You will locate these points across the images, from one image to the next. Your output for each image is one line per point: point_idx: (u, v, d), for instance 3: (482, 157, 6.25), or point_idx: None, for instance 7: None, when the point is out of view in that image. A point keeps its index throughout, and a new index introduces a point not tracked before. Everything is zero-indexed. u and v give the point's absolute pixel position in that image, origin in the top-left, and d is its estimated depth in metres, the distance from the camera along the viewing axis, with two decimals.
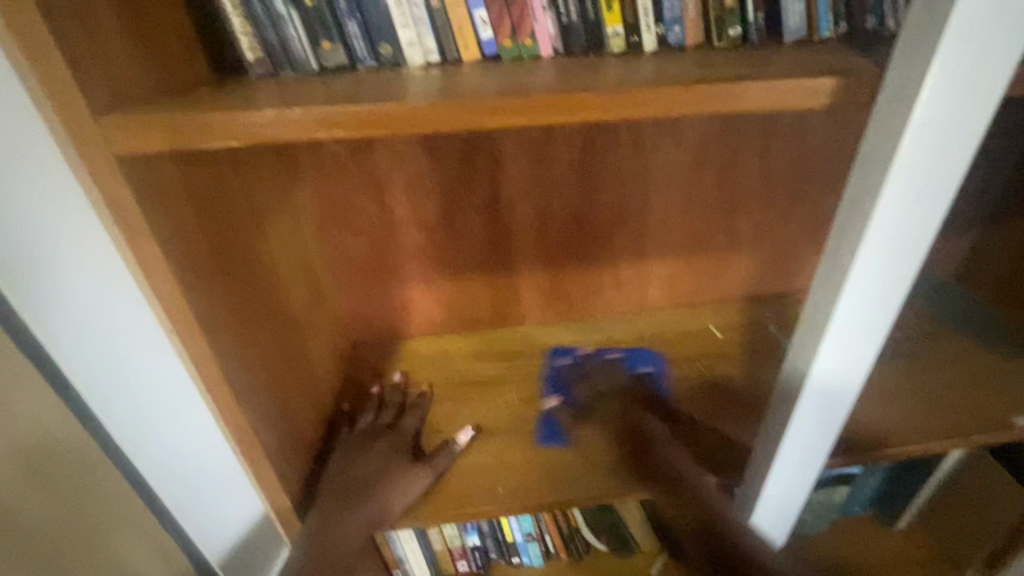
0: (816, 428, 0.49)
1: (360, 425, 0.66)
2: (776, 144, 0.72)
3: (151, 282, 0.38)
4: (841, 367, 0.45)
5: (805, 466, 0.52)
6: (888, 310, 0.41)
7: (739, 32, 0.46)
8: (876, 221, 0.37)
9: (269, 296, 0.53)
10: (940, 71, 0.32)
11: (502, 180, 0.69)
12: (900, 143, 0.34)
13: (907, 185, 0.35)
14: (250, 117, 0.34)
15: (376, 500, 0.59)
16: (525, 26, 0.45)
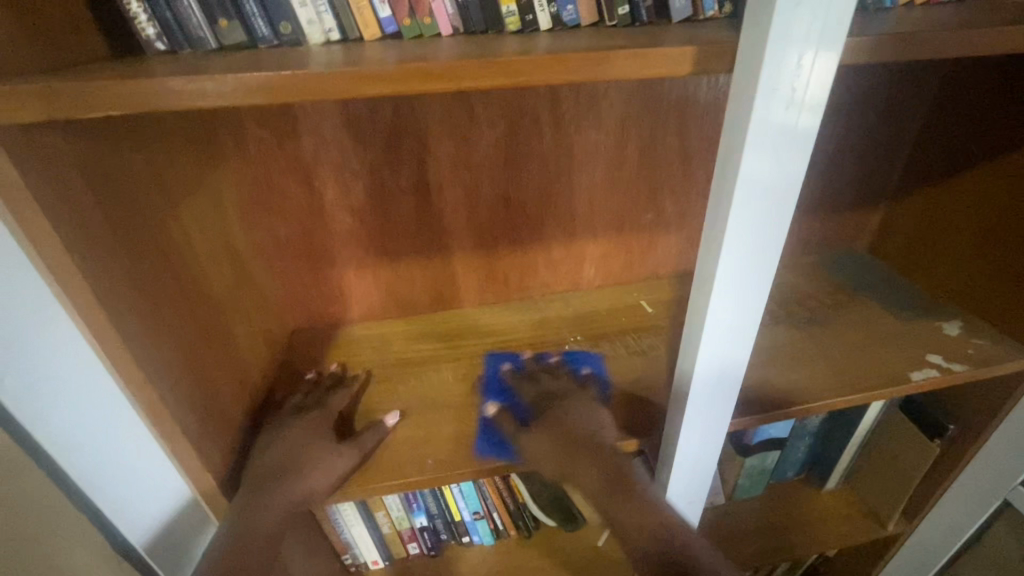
0: (719, 384, 0.52)
1: (288, 405, 0.67)
2: (692, 124, 0.76)
3: (43, 255, 0.39)
4: (732, 323, 0.47)
5: (712, 421, 0.55)
6: (766, 266, 0.44)
7: (629, 10, 0.49)
8: (741, 180, 0.39)
9: (181, 277, 0.53)
10: (782, 36, 0.34)
11: (429, 161, 0.71)
12: (755, 105, 0.36)
13: (762, 144, 0.38)
14: (131, 86, 0.35)
15: (301, 479, 0.59)
16: (422, 5, 0.46)
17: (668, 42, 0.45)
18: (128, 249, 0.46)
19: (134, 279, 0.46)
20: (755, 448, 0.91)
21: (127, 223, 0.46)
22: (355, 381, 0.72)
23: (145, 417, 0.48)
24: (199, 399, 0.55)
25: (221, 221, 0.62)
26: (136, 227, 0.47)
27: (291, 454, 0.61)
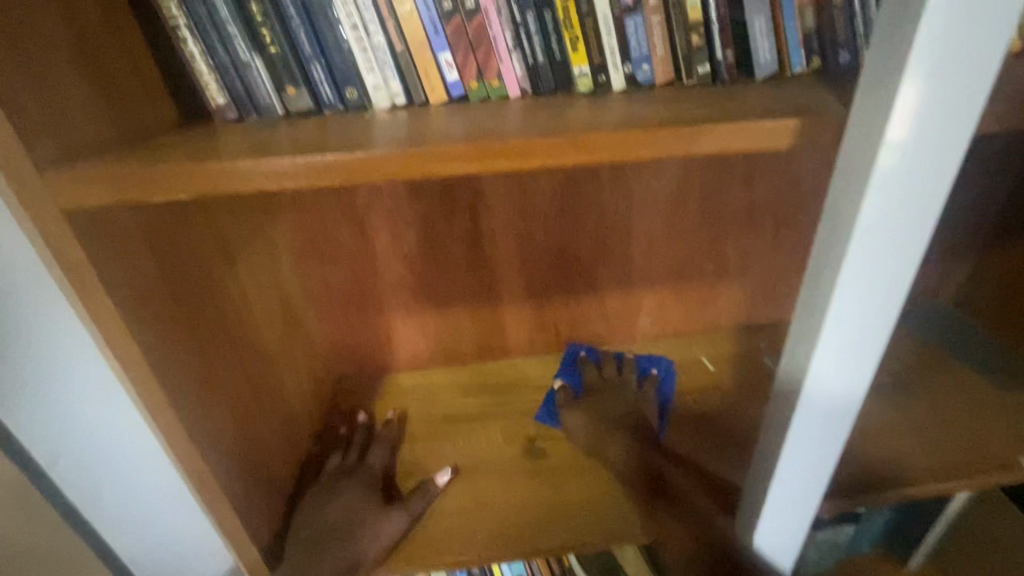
0: (813, 457, 0.45)
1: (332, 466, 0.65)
2: (761, 174, 0.71)
3: (104, 331, 0.38)
4: (834, 395, 0.42)
5: (807, 499, 0.48)
6: (882, 330, 0.38)
7: (709, 69, 0.46)
8: (859, 231, 0.34)
9: (232, 332, 0.52)
10: (919, 76, 0.30)
11: (483, 213, 0.69)
12: (867, 188, 0.33)
13: (889, 193, 0.33)
14: (199, 170, 0.34)
15: (353, 545, 0.57)
16: (491, 68, 0.44)
17: (756, 105, 0.42)
18: (181, 303, 0.45)
19: (184, 332, 0.45)
20: (829, 523, 0.82)
21: (182, 277, 0.45)
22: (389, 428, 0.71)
23: (195, 490, 0.47)
24: (246, 464, 0.53)
25: (275, 274, 0.62)
26: (190, 279, 0.46)
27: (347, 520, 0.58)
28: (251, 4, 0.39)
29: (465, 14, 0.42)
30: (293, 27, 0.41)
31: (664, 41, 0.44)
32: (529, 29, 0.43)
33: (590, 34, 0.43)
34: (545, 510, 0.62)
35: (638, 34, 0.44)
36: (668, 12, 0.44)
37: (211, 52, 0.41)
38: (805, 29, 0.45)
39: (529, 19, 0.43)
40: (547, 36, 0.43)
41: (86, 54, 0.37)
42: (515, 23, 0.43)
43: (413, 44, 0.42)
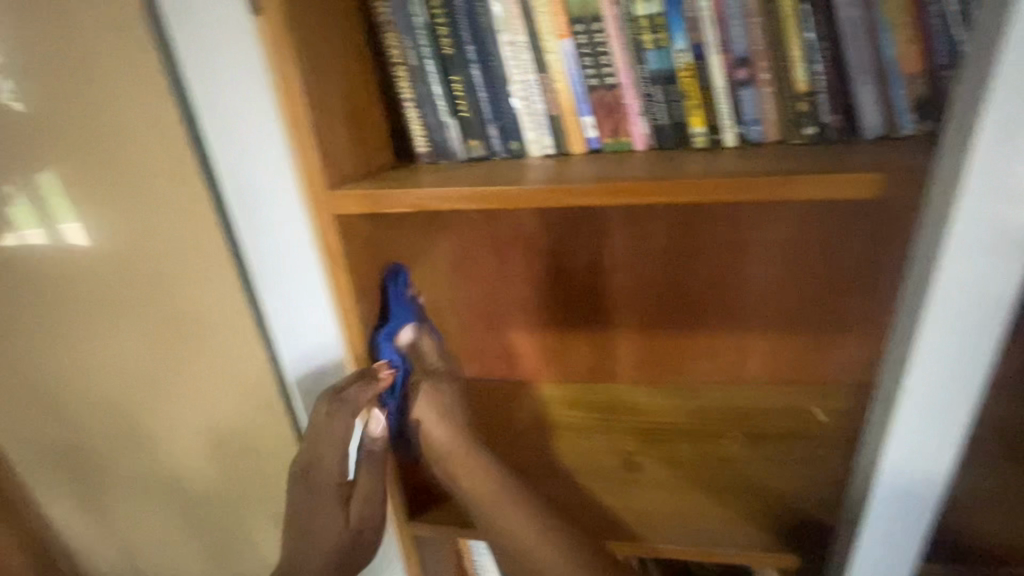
0: (905, 488, 0.48)
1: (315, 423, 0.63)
2: (885, 228, 0.72)
3: None
4: (925, 428, 0.44)
5: (903, 526, 0.50)
6: (976, 368, 0.41)
7: (815, 130, 0.52)
8: (942, 281, 0.38)
9: (402, 316, 0.69)
10: (989, 141, 0.34)
11: (605, 246, 0.80)
12: (946, 247, 0.37)
13: (967, 246, 0.37)
14: (412, 193, 0.50)
15: (318, 536, 0.67)
16: (623, 127, 0.56)
17: (857, 161, 0.48)
18: (379, 288, 0.62)
19: (376, 310, 0.61)
20: None
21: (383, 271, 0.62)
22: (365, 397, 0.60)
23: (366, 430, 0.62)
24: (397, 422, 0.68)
25: (433, 280, 0.78)
26: (385, 274, 0.63)
27: (320, 508, 0.66)
28: (454, 82, 0.56)
29: (607, 88, 0.54)
30: (479, 98, 0.56)
31: (774, 106, 0.53)
32: (656, 98, 0.54)
33: (708, 101, 0.53)
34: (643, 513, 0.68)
35: (750, 101, 0.53)
36: (778, 83, 0.52)
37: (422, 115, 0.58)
38: (913, 95, 0.51)
39: (658, 91, 0.54)
40: (670, 104, 0.54)
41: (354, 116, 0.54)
42: (645, 93, 0.54)
43: (564, 109, 0.56)
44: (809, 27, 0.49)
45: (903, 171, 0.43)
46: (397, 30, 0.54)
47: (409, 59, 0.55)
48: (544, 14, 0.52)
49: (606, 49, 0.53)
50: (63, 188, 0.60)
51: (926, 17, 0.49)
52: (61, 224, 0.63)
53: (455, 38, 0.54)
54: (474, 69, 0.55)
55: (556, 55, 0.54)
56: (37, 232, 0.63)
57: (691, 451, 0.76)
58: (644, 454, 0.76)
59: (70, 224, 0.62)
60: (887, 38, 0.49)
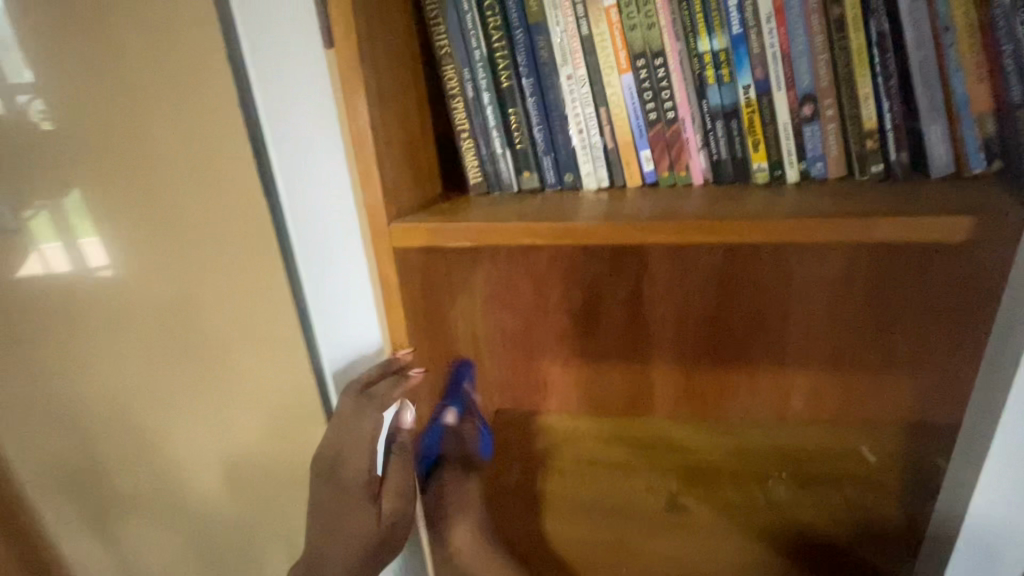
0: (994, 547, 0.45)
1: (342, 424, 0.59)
2: (937, 266, 0.70)
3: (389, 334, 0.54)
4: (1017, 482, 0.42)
5: None
6: None
7: (882, 168, 0.51)
8: None
9: (445, 348, 0.67)
10: None
11: (645, 277, 0.78)
12: None
13: None
14: (474, 228, 0.49)
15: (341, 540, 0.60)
16: (681, 161, 0.55)
17: (932, 201, 0.47)
18: (425, 320, 0.60)
19: (422, 343, 0.60)
20: None
21: (430, 302, 0.61)
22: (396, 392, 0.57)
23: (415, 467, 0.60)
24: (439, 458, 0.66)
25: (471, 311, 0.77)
26: (430, 306, 0.62)
27: (344, 512, 0.59)
28: (510, 114, 0.55)
29: (666, 122, 0.54)
30: (535, 130, 0.55)
31: (838, 143, 0.52)
32: (717, 133, 0.53)
33: (770, 137, 0.52)
34: (695, 557, 0.67)
35: (814, 138, 0.52)
36: (843, 120, 0.51)
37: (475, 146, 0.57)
38: (984, 135, 0.50)
39: (718, 126, 0.53)
40: (731, 139, 0.53)
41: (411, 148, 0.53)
42: (705, 128, 0.53)
43: (622, 143, 0.55)
44: (878, 66, 0.49)
45: (984, 217, 0.42)
46: (456, 63, 0.54)
47: (466, 91, 0.54)
48: (605, 48, 0.52)
49: (668, 84, 0.52)
50: (85, 206, 0.64)
51: (999, 56, 0.47)
52: (82, 241, 0.66)
53: (514, 71, 0.54)
54: (532, 101, 0.54)
55: (616, 89, 0.53)
56: (55, 248, 0.66)
57: (737, 493, 0.74)
58: (688, 495, 0.74)
59: (90, 242, 0.66)
60: (957, 77, 0.48)
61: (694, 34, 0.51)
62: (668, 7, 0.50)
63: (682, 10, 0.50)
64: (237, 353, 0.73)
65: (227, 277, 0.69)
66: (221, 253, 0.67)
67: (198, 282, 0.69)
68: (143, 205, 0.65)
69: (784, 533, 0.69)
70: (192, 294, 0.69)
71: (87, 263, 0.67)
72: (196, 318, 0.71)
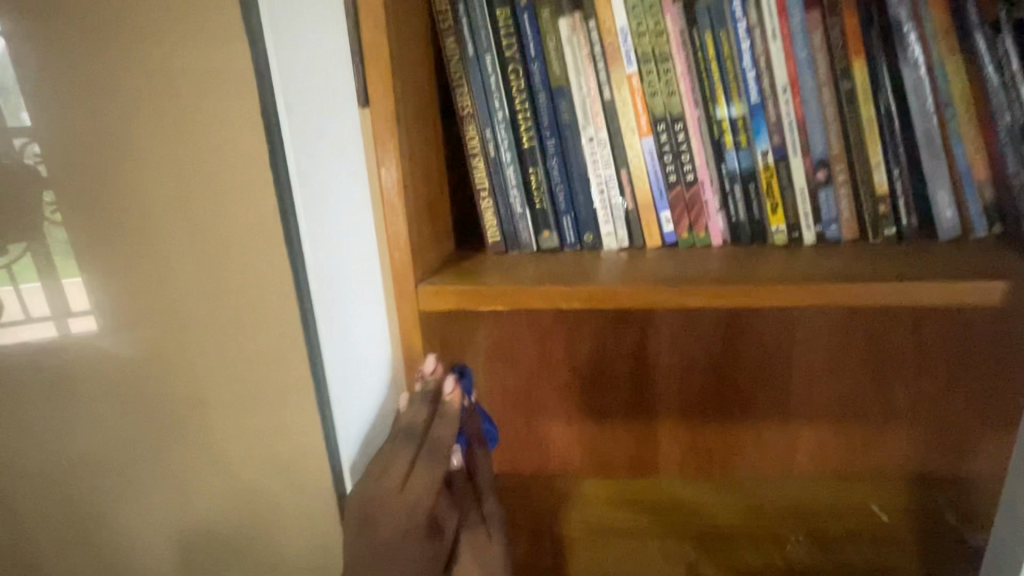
0: None
1: (378, 487, 0.49)
2: (932, 320, 0.72)
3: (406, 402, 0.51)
4: None
5: None
6: None
7: (895, 231, 0.53)
8: None
9: None
10: None
11: (651, 333, 0.77)
12: None
13: None
14: (501, 289, 0.47)
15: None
16: (700, 222, 0.55)
17: (949, 264, 0.48)
18: None
19: None
20: None
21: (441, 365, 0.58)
22: (439, 424, 0.51)
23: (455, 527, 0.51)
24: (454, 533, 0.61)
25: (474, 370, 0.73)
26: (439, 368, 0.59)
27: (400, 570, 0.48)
28: (531, 174, 0.55)
29: (685, 184, 0.54)
30: (556, 189, 0.55)
31: (851, 206, 0.53)
32: (735, 195, 0.54)
33: (788, 201, 0.54)
34: None
35: (828, 201, 0.53)
36: (855, 185, 0.53)
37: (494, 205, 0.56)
38: (984, 201, 0.52)
39: (737, 188, 0.54)
40: (749, 201, 0.54)
41: (431, 205, 0.52)
42: (724, 190, 0.54)
43: (641, 203, 0.55)
44: (886, 136, 0.51)
45: (1006, 280, 0.44)
46: (477, 123, 0.53)
47: (487, 150, 0.54)
48: (627, 112, 0.53)
49: (688, 148, 0.53)
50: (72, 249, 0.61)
51: (995, 129, 0.50)
52: (64, 281, 0.62)
53: (536, 131, 0.54)
54: (553, 162, 0.54)
55: (637, 152, 0.54)
56: (37, 290, 0.62)
57: (758, 561, 0.70)
58: (708, 564, 0.70)
59: (74, 282, 0.62)
60: (958, 147, 0.51)
61: (712, 102, 0.52)
62: (686, 76, 0.52)
63: (701, 79, 0.52)
64: (227, 417, 0.68)
65: (224, 337, 0.65)
66: (222, 310, 0.64)
67: (194, 340, 0.65)
68: (142, 258, 0.62)
69: None
70: (187, 353, 0.65)
71: (68, 306, 0.63)
72: (189, 378, 0.66)
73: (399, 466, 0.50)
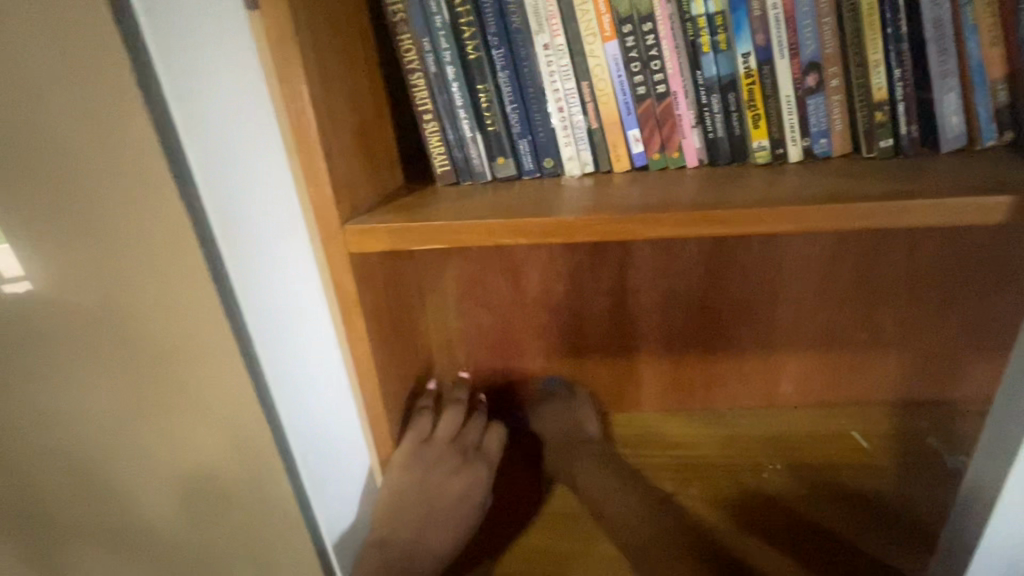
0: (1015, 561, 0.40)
1: (411, 439, 0.61)
2: (928, 243, 0.67)
3: (352, 350, 0.49)
4: None
5: None
6: None
7: (891, 142, 0.47)
8: None
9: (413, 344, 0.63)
10: None
11: (630, 267, 0.73)
12: None
13: None
14: (445, 225, 0.42)
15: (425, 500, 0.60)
16: (673, 141, 0.49)
17: (951, 178, 0.42)
18: (393, 328, 0.55)
19: (392, 351, 0.55)
20: None
21: (394, 311, 0.56)
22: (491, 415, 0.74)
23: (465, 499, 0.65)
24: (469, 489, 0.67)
25: None
26: (395, 311, 0.57)
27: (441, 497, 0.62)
28: (479, 92, 0.48)
29: (656, 97, 0.48)
30: (508, 108, 0.48)
31: (844, 116, 0.47)
32: (712, 108, 0.47)
33: (771, 112, 0.47)
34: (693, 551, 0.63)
35: (818, 111, 0.47)
36: (849, 90, 0.46)
37: (441, 129, 0.49)
38: (996, 104, 0.46)
39: (714, 99, 0.47)
40: (729, 114, 0.47)
41: (362, 131, 0.46)
42: (700, 102, 0.47)
43: (607, 120, 0.49)
44: (889, 29, 0.44)
45: (1009, 196, 0.38)
46: (413, 31, 0.46)
47: (427, 66, 0.47)
48: (586, 11, 0.45)
49: (658, 52, 0.46)
50: None
51: (1017, 15, 0.43)
52: None
53: (482, 39, 0.46)
54: (504, 75, 0.47)
55: (600, 60, 0.47)
56: None
57: (734, 490, 0.70)
58: (684, 496, 0.70)
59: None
60: (971, 40, 0.44)
61: None
62: None
63: None
64: None
65: None
66: None
67: None
68: None
69: (781, 518, 0.66)
70: None
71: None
72: None
73: (426, 421, 0.63)
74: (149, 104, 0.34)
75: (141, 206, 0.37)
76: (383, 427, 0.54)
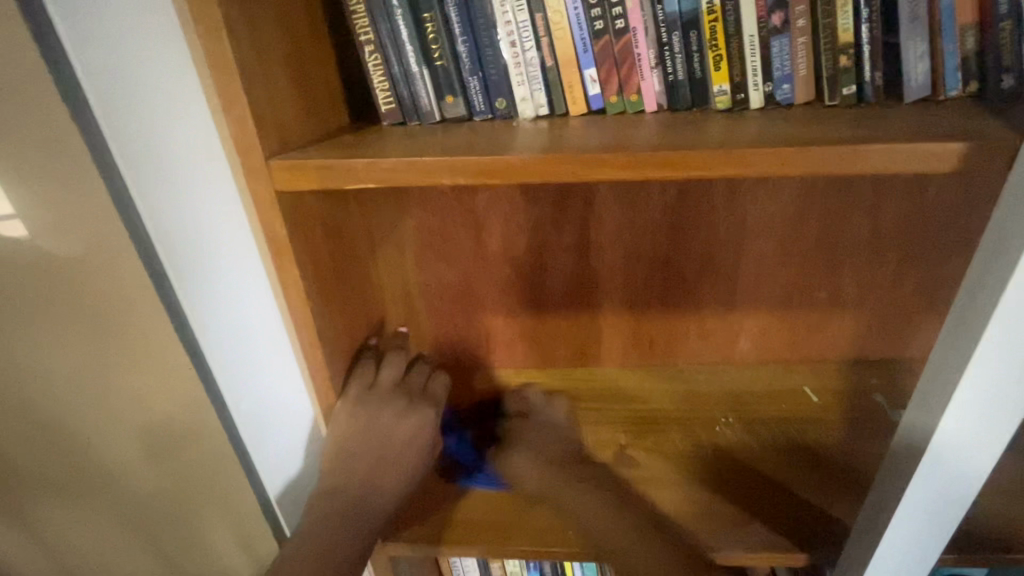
0: (938, 505, 0.41)
1: (355, 387, 0.58)
2: (889, 201, 0.67)
3: (289, 296, 0.47)
4: (975, 436, 0.38)
5: (929, 538, 0.44)
6: None
7: (854, 91, 0.45)
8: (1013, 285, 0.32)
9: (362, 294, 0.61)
10: None
11: (593, 220, 0.71)
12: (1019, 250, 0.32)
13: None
14: (381, 163, 0.39)
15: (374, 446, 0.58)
16: (631, 83, 0.46)
17: (909, 127, 0.41)
18: (338, 276, 0.53)
19: (336, 300, 0.53)
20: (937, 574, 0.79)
21: (338, 258, 0.53)
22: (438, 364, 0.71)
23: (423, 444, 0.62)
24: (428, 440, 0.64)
25: None
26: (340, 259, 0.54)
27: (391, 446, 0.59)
28: (425, 21, 0.44)
29: (615, 34, 0.45)
30: (457, 41, 0.45)
31: (809, 61, 0.45)
32: (673, 47, 0.45)
33: (734, 54, 0.45)
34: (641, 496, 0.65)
35: (782, 53, 0.44)
36: (815, 32, 0.44)
37: (385, 63, 0.45)
38: (964, 52, 0.44)
39: (675, 38, 0.44)
40: (690, 55, 0.45)
41: (294, 61, 0.42)
42: (660, 40, 0.45)
43: (562, 57, 0.46)
44: None
45: (963, 143, 0.37)
46: None
47: None
48: None
49: None
50: None
51: None
52: None
53: None
54: (452, 4, 0.44)
55: None
56: None
57: (685, 442, 0.72)
58: (637, 447, 0.71)
59: None
60: None
61: None
62: None
63: None
64: None
65: None
66: None
67: None
68: None
69: (728, 470, 0.68)
70: None
71: None
72: None
73: (370, 367, 0.60)
74: (45, 52, 0.35)
75: (49, 141, 0.39)
76: (325, 378, 0.53)
